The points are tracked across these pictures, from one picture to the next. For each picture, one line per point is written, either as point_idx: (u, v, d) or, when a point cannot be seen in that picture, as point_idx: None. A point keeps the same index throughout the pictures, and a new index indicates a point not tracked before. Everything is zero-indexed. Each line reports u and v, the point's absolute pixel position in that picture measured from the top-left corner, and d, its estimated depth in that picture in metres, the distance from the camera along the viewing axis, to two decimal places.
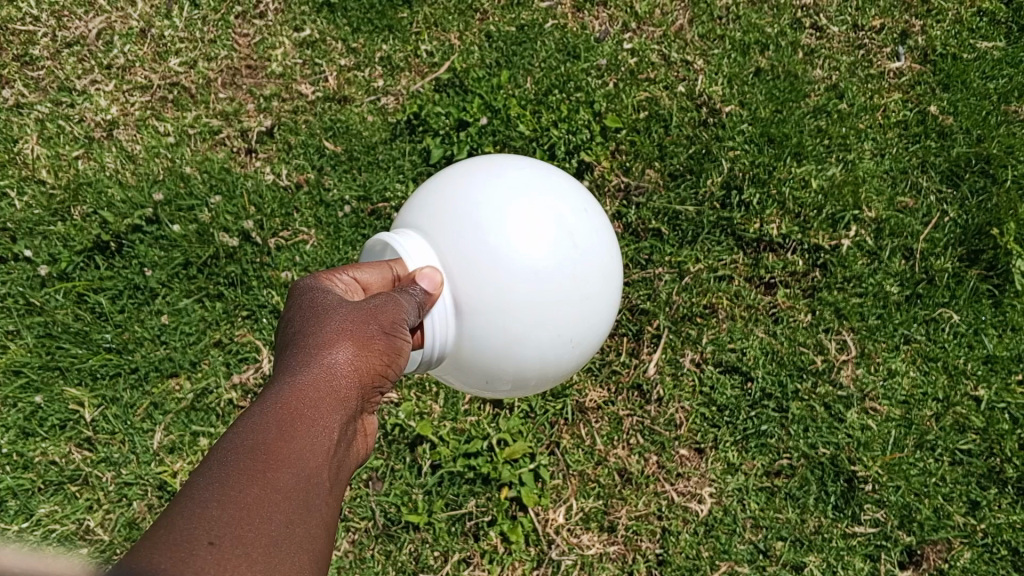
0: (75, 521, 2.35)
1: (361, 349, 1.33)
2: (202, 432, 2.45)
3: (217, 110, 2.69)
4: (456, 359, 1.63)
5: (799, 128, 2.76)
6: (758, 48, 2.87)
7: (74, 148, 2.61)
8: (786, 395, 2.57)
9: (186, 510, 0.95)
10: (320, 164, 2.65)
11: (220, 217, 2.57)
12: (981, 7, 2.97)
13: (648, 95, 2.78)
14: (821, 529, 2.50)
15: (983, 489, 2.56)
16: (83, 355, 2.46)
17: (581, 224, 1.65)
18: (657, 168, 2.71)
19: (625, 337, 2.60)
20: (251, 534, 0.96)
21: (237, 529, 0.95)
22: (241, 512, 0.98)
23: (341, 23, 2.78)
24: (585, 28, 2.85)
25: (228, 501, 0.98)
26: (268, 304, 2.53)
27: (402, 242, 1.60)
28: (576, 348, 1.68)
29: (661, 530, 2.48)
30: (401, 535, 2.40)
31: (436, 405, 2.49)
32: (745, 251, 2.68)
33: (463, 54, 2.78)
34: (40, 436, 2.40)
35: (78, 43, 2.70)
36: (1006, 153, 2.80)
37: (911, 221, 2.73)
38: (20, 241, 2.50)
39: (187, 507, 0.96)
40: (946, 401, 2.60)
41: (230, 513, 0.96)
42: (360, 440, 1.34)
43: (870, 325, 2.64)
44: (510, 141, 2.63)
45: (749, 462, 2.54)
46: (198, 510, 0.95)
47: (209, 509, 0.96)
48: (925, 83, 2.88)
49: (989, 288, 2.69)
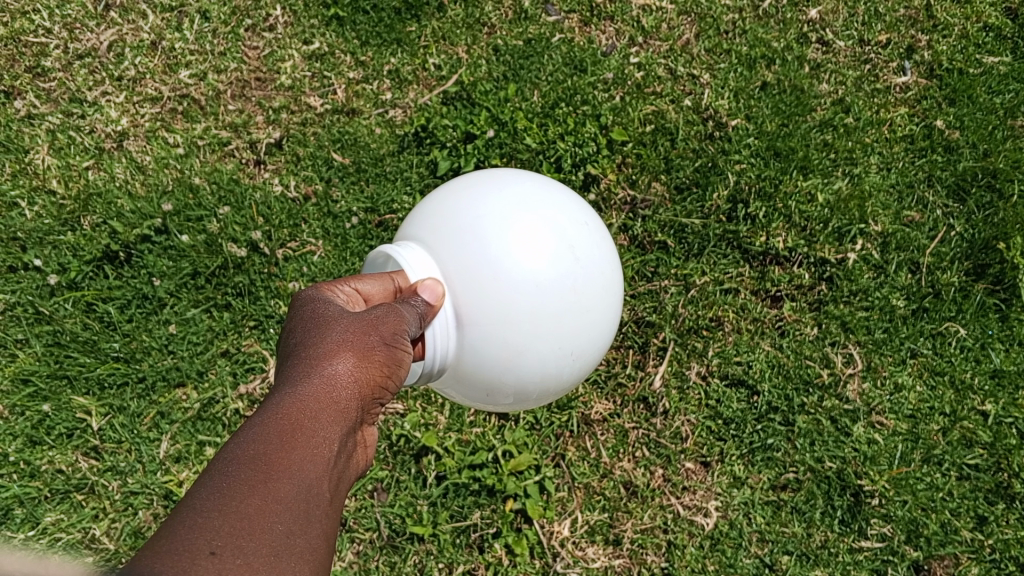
0: (81, 529, 2.35)
1: (361, 360, 1.33)
2: (208, 442, 2.46)
3: (226, 122, 2.71)
4: (456, 371, 1.63)
5: (805, 141, 2.77)
6: (764, 63, 2.88)
7: (85, 159, 2.63)
8: (792, 408, 2.56)
9: (187, 520, 0.95)
10: (328, 176, 2.66)
11: (229, 227, 2.59)
12: (986, 23, 2.98)
13: (654, 109, 2.79)
14: (827, 543, 2.49)
15: (991, 504, 2.54)
16: (91, 363, 2.47)
17: (583, 238, 1.65)
18: (663, 181, 2.72)
19: (631, 349, 2.60)
20: (251, 544, 0.96)
21: (238, 539, 0.95)
22: (242, 522, 0.98)
23: (350, 36, 2.81)
24: (591, 42, 2.87)
25: (228, 511, 0.99)
26: (275, 315, 2.54)
27: (404, 254, 1.61)
28: (578, 361, 1.68)
29: (666, 543, 2.47)
30: (405, 546, 2.40)
31: (441, 416, 2.49)
32: (751, 264, 2.68)
33: (471, 67, 2.81)
34: (47, 444, 2.41)
35: (89, 55, 2.73)
36: (1012, 167, 2.79)
37: (917, 235, 2.73)
38: (29, 250, 2.52)
39: (188, 517, 0.96)
40: (952, 415, 2.59)
41: (230, 523, 0.97)
42: (361, 451, 1.34)
43: (876, 339, 2.63)
44: (517, 154, 2.64)
45: (755, 476, 2.53)
46: (199, 520, 0.96)
47: (210, 519, 0.96)
48: (931, 98, 2.89)
49: (996, 302, 2.68)
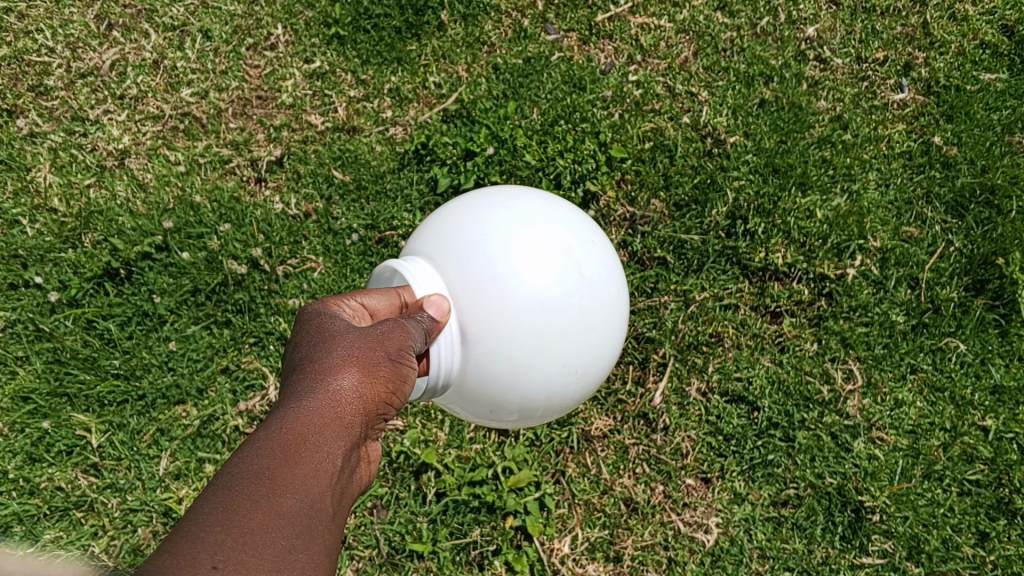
0: (80, 547, 2.34)
1: (365, 376, 1.33)
2: (208, 459, 2.45)
3: (227, 140, 2.72)
4: (460, 388, 1.63)
5: (803, 158, 2.78)
6: (762, 80, 2.90)
7: (86, 177, 2.65)
8: (793, 424, 2.56)
9: (189, 535, 0.94)
10: (329, 194, 2.67)
11: (229, 244, 2.59)
12: (983, 40, 3.00)
13: (652, 126, 2.80)
14: (828, 560, 2.48)
15: (992, 520, 2.53)
16: (91, 381, 2.47)
17: (588, 255, 1.66)
18: (662, 198, 2.73)
19: (631, 366, 2.60)
20: (254, 559, 0.95)
21: (240, 553, 0.95)
22: (245, 536, 0.97)
23: (351, 55, 2.83)
24: (590, 61, 2.90)
25: (231, 525, 0.98)
26: (275, 331, 2.54)
27: (410, 269, 1.62)
28: (582, 378, 1.68)
29: (667, 560, 2.47)
30: (405, 563, 2.39)
31: (441, 432, 2.49)
32: (750, 279, 2.69)
33: (470, 86, 2.83)
34: (47, 461, 2.41)
35: (91, 74, 2.75)
36: (1010, 183, 2.80)
37: (916, 251, 2.73)
38: (30, 267, 2.53)
39: (191, 530, 0.96)
40: (953, 431, 2.59)
41: (233, 538, 0.96)
42: (364, 466, 1.34)
43: (876, 354, 2.63)
44: (517, 171, 2.65)
45: (756, 492, 2.53)
46: (202, 534, 0.95)
47: (212, 532, 0.96)
48: (929, 115, 2.91)
49: (995, 317, 2.68)
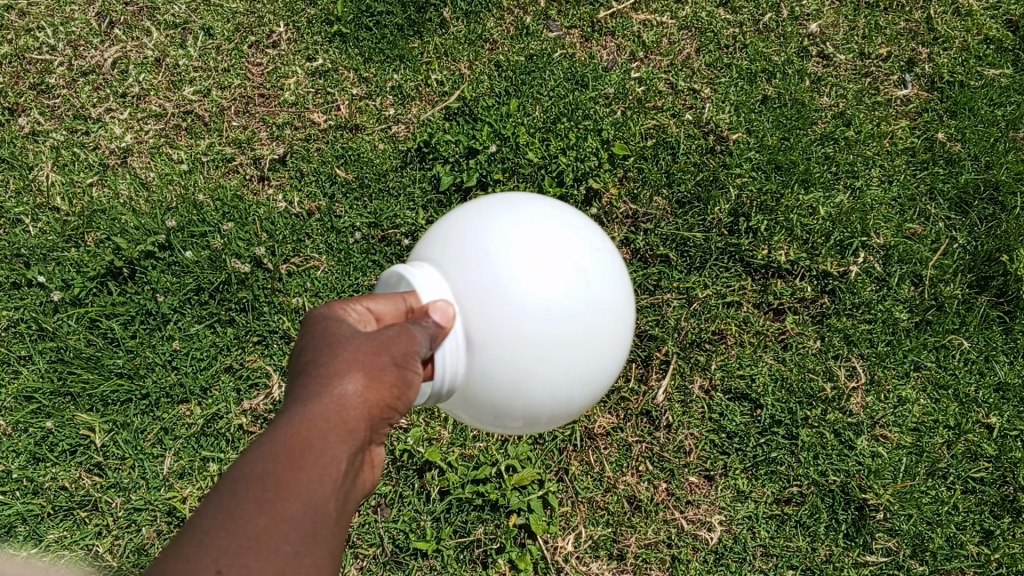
0: (84, 546, 2.34)
1: (372, 380, 1.29)
2: (211, 458, 2.42)
3: (229, 138, 2.75)
4: (466, 393, 1.61)
5: (805, 155, 2.79)
6: (764, 78, 2.92)
7: (88, 176, 2.68)
8: (795, 421, 2.55)
9: (196, 539, 0.98)
10: (332, 192, 2.67)
11: (232, 243, 2.58)
12: (987, 35, 3.04)
13: (655, 123, 2.82)
14: (832, 558, 2.45)
15: (996, 518, 2.49)
16: (94, 380, 2.46)
17: (597, 265, 1.63)
18: (665, 195, 2.73)
19: (633, 363, 2.60)
20: (255, 564, 0.99)
21: (244, 558, 0.98)
22: (248, 541, 1.00)
23: (353, 53, 2.86)
24: (593, 57, 2.93)
25: (236, 529, 1.00)
26: (278, 330, 2.52)
27: (415, 274, 1.59)
28: (587, 388, 1.66)
29: (670, 558, 2.45)
30: (409, 562, 2.39)
31: (444, 430, 2.49)
32: (753, 277, 2.69)
33: (473, 83, 2.84)
34: (50, 461, 2.41)
35: (93, 72, 2.82)
36: (1014, 179, 2.79)
37: (919, 248, 2.73)
38: (33, 267, 2.55)
39: (199, 533, 0.99)
40: (957, 428, 2.56)
41: (238, 542, 0.99)
42: (367, 470, 1.32)
43: (880, 352, 2.61)
44: (519, 168, 2.64)
45: (760, 490, 2.51)
46: (208, 539, 0.98)
47: (217, 537, 0.99)
48: (933, 110, 2.92)
49: (999, 314, 2.66)
